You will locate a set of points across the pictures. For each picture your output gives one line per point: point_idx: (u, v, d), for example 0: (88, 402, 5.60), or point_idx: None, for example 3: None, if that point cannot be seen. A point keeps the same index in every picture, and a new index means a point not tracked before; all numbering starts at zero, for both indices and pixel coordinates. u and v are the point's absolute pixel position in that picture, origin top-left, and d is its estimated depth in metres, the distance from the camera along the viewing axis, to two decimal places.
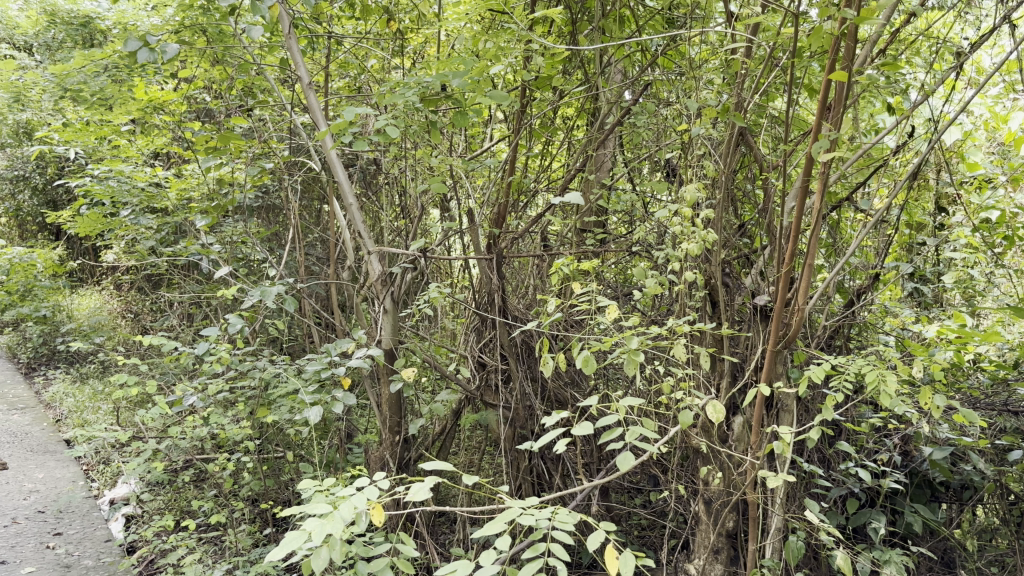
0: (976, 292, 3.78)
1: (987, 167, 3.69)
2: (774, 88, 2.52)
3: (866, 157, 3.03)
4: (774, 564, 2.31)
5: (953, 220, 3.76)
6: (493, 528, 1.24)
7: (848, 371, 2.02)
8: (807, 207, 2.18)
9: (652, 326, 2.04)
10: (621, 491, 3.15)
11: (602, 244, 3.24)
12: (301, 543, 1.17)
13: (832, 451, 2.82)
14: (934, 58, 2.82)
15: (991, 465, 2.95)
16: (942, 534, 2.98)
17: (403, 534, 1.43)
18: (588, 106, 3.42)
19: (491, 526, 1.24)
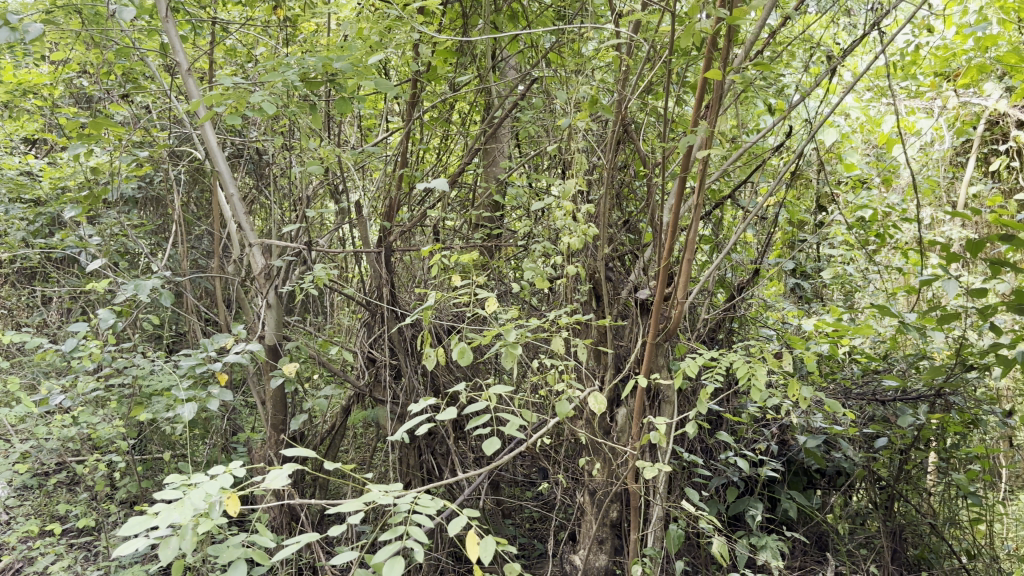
0: (852, 288, 3.96)
1: (861, 168, 3.87)
2: (657, 86, 2.58)
3: (747, 156, 3.12)
4: (656, 553, 2.36)
5: (831, 219, 3.92)
6: (351, 508, 1.22)
7: (722, 363, 2.08)
8: (685, 202, 2.23)
9: (532, 318, 2.05)
10: (511, 485, 3.15)
11: (495, 239, 3.25)
12: (150, 531, 1.17)
13: (714, 441, 2.90)
14: (809, 62, 2.93)
15: (861, 452, 3.11)
16: (817, 519, 3.10)
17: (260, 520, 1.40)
18: (480, 100, 3.42)
19: (348, 506, 1.23)
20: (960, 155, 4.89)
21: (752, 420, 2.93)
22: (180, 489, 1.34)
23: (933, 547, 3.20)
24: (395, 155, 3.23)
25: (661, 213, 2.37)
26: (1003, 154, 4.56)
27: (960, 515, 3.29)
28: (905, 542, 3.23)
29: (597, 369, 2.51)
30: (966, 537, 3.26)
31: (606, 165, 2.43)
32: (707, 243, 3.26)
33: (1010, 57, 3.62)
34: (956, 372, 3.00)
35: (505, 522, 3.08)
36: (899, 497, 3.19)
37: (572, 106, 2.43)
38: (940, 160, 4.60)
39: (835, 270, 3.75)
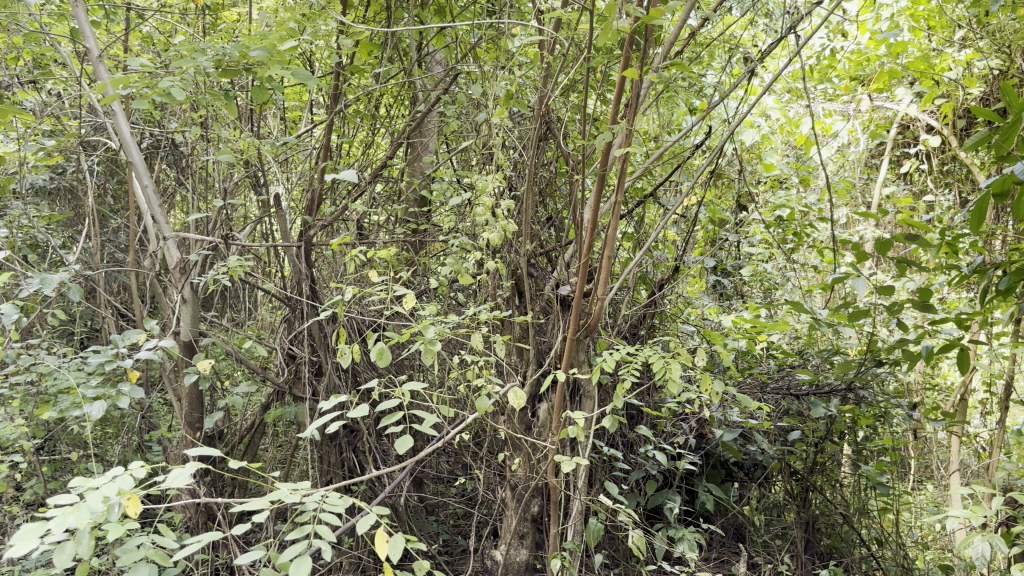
0: (770, 285, 4.06)
1: (779, 169, 3.97)
2: (579, 83, 2.60)
3: (668, 154, 3.17)
4: (575, 547, 2.38)
5: (750, 218, 4.01)
6: (257, 507, 1.21)
7: (638, 358, 2.10)
8: (604, 200, 2.25)
9: (451, 314, 2.04)
10: (434, 481, 3.13)
11: (419, 233, 3.23)
12: (44, 535, 1.13)
13: (634, 435, 2.95)
14: (728, 63, 2.98)
15: (776, 445, 3.20)
16: (734, 510, 3.20)
17: (162, 522, 1.37)
18: (405, 94, 3.40)
19: (254, 505, 1.21)
20: (873, 157, 5.06)
21: (670, 414, 2.98)
22: (77, 491, 1.30)
23: (844, 537, 3.31)
24: (317, 148, 3.18)
25: (581, 209, 2.39)
26: (913, 157, 4.73)
27: (869, 505, 3.40)
28: (817, 533, 3.32)
29: (519, 365, 2.51)
30: (875, 526, 3.37)
31: (527, 162, 2.43)
32: (629, 240, 3.30)
33: (919, 63, 3.76)
34: (865, 367, 3.11)
35: (428, 519, 3.07)
36: (814, 488, 3.26)
37: (494, 101, 2.43)
38: (855, 162, 4.76)
39: (754, 267, 3.84)
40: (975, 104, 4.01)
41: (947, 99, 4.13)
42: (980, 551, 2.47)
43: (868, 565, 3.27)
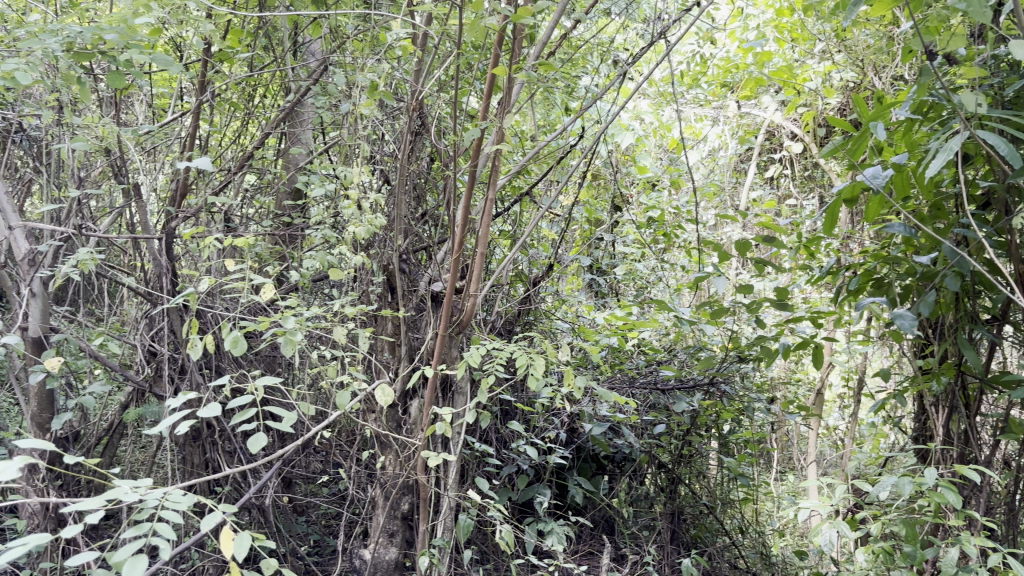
0: (643, 284, 4.16)
1: (652, 171, 4.08)
2: (453, 78, 2.59)
3: (542, 153, 3.20)
4: (443, 543, 2.37)
5: (624, 218, 4.11)
6: (90, 503, 1.16)
7: (504, 353, 2.11)
8: (475, 195, 2.25)
9: (314, 307, 2.00)
10: (304, 482, 3.07)
11: (291, 226, 3.16)
12: None
13: (506, 430, 2.97)
14: (600, 65, 3.04)
15: (642, 439, 3.30)
16: (603, 503, 3.27)
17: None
18: (278, 83, 3.30)
19: (86, 501, 1.16)
20: (742, 161, 5.27)
21: (543, 410, 3.02)
22: None
23: (706, 526, 3.44)
24: (182, 137, 3.05)
25: (452, 205, 2.37)
26: (777, 162, 4.96)
27: (731, 496, 3.55)
28: (682, 523, 3.44)
29: (389, 361, 2.48)
30: (737, 515, 3.53)
31: (398, 157, 2.41)
32: (505, 237, 3.32)
33: (782, 73, 3.93)
34: (727, 363, 3.23)
35: (297, 520, 3.00)
36: (680, 480, 3.42)
37: (366, 94, 2.40)
38: (724, 166, 4.94)
39: (627, 267, 3.98)
40: (832, 114, 4.23)
41: (808, 108, 4.34)
42: (826, 537, 2.61)
43: (729, 553, 3.41)
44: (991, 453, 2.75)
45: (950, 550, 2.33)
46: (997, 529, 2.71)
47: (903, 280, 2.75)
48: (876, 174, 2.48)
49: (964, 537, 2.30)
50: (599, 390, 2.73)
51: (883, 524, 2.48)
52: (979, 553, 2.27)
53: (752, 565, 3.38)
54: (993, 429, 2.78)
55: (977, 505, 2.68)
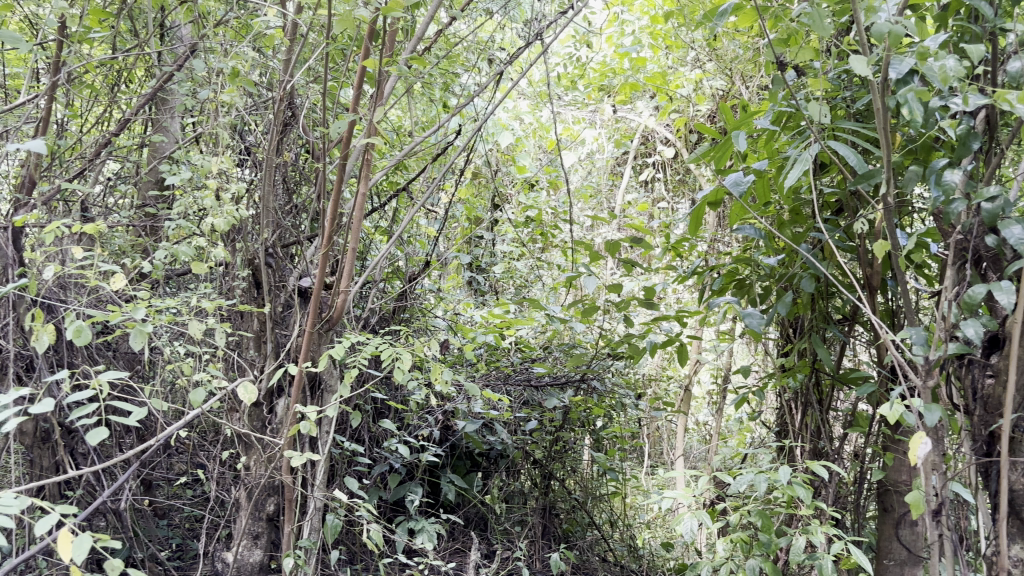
0: (522, 283, 4.20)
1: (531, 171, 4.12)
2: (325, 69, 2.52)
3: (418, 149, 3.16)
4: (308, 545, 2.32)
5: (503, 216, 4.13)
6: None
7: (369, 348, 2.07)
8: (345, 188, 2.20)
9: (169, 301, 1.91)
10: (166, 484, 2.93)
11: (155, 217, 3.02)
12: None
13: (378, 428, 2.93)
14: (476, 63, 3.03)
15: (515, 435, 3.34)
16: (475, 500, 3.29)
17: None
18: (142, 67, 3.14)
19: None
20: (619, 165, 5.39)
21: (415, 408, 3.00)
22: None
23: (578, 521, 3.50)
24: (35, 120, 2.86)
25: (321, 198, 2.32)
26: (652, 167, 5.10)
27: (602, 491, 3.63)
28: (555, 518, 3.48)
29: (254, 359, 2.40)
30: (607, 508, 3.61)
31: (266, 149, 2.33)
32: (381, 233, 3.28)
33: (657, 79, 4.03)
34: (599, 361, 3.29)
35: (157, 524, 2.87)
36: (554, 475, 3.45)
37: (232, 80, 2.31)
38: (602, 168, 5.04)
39: (505, 266, 4.00)
40: (703, 120, 4.38)
41: (680, 114, 4.47)
42: (688, 528, 2.69)
43: (599, 546, 3.49)
44: (840, 446, 2.91)
45: (800, 539, 2.45)
46: (844, 518, 2.86)
47: (764, 281, 2.86)
48: (738, 180, 2.58)
49: (812, 527, 2.42)
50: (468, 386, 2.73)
51: (739, 515, 2.58)
52: (825, 541, 2.39)
53: (621, 558, 3.46)
54: (843, 423, 2.94)
55: (827, 496, 2.83)
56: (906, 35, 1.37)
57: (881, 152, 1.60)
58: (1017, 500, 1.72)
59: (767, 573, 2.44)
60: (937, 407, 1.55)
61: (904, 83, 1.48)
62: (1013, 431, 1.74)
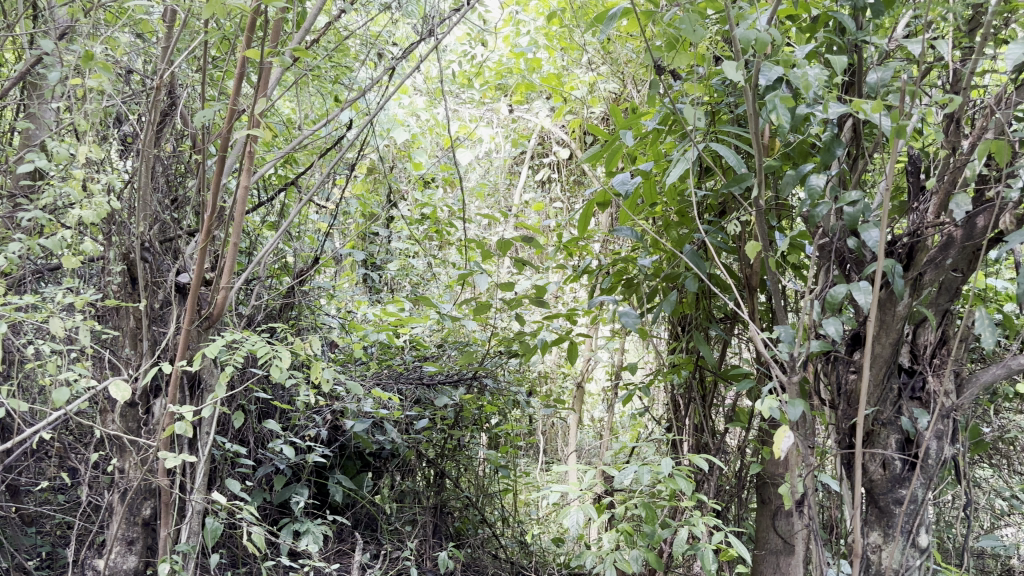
0: (417, 281, 4.17)
1: (427, 168, 4.09)
2: (207, 58, 2.43)
3: (308, 143, 3.09)
4: (187, 550, 2.23)
5: (398, 213, 4.08)
6: None
7: (248, 347, 2.01)
8: (226, 182, 2.13)
9: (32, 296, 1.80)
10: (34, 489, 2.78)
11: (24, 208, 2.84)
12: None
13: (263, 429, 2.85)
14: (367, 56, 2.98)
15: (405, 435, 3.28)
16: (364, 501, 3.25)
17: None
18: (11, 48, 2.95)
19: None
20: (516, 164, 5.41)
21: (303, 408, 2.94)
22: None
23: (470, 519, 3.53)
24: None
25: (201, 191, 2.24)
26: (548, 167, 5.15)
27: (494, 488, 3.65)
28: (447, 516, 3.50)
29: (129, 357, 2.30)
30: (500, 505, 3.63)
31: (143, 138, 2.24)
32: (269, 228, 3.19)
33: (552, 80, 4.06)
34: (490, 359, 3.30)
35: (24, 532, 2.71)
36: (446, 473, 3.47)
37: (93, 65, 2.16)
38: (499, 167, 5.06)
39: (400, 263, 3.97)
40: (596, 122, 4.44)
41: (575, 115, 4.52)
42: (575, 521, 2.73)
43: (491, 544, 3.50)
44: (723, 440, 3.00)
45: (682, 531, 2.51)
46: (726, 510, 2.96)
47: (650, 281, 2.93)
48: (624, 180, 2.66)
49: (694, 518, 2.49)
50: (353, 386, 2.69)
51: (625, 507, 2.63)
52: (705, 532, 2.47)
53: (512, 554, 3.46)
54: (725, 419, 3.04)
55: (709, 489, 2.91)
56: (773, 44, 1.43)
57: (753, 156, 1.66)
58: (875, 490, 1.82)
59: (651, 563, 2.50)
60: (801, 402, 1.62)
61: (773, 90, 1.55)
62: (873, 424, 1.83)
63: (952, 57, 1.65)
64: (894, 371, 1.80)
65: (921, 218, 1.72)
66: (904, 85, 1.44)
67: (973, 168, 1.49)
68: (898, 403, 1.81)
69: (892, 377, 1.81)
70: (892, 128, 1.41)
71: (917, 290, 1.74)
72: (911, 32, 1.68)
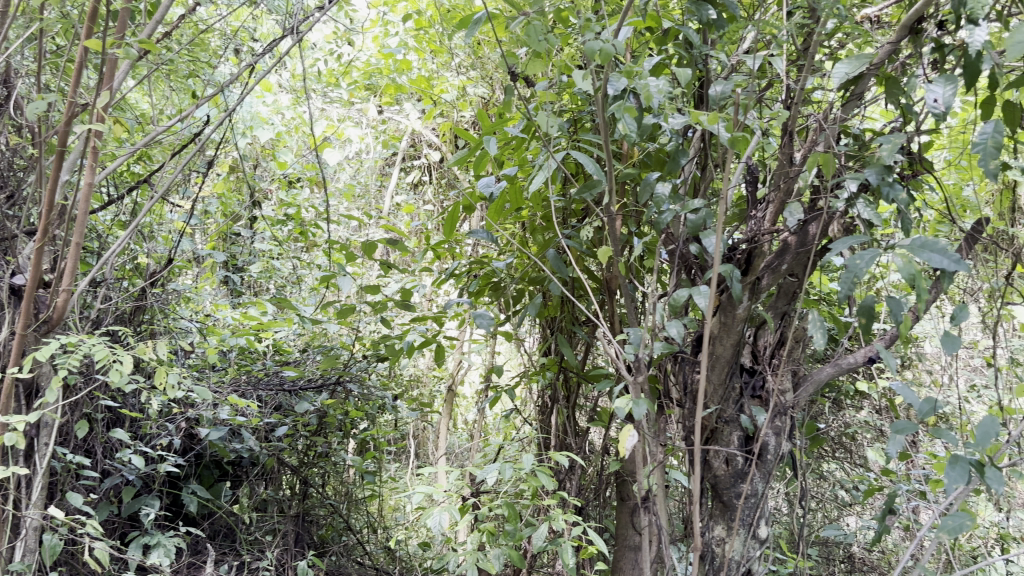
0: (282, 283, 4.06)
1: (292, 167, 3.99)
2: (47, 46, 2.28)
3: (163, 140, 2.95)
4: (21, 569, 2.09)
5: (263, 213, 3.96)
6: None
7: (85, 352, 1.90)
8: (66, 177, 2.01)
9: None
10: None
11: None
12: None
13: (110, 438, 2.71)
14: (227, 50, 2.88)
15: (264, 442, 3.17)
16: (221, 511, 3.14)
17: None
18: None
19: None
20: (386, 166, 5.36)
21: (155, 416, 2.80)
22: None
23: (334, 526, 3.49)
24: None
25: (38, 186, 2.10)
26: (418, 169, 5.11)
27: (358, 493, 3.62)
28: (310, 525, 3.45)
29: None
30: (364, 511, 3.62)
31: None
32: (120, 227, 3.03)
33: (421, 82, 4.04)
34: (355, 363, 3.25)
35: None
36: (310, 481, 3.42)
37: None
38: (369, 168, 4.99)
39: (263, 264, 3.85)
40: (466, 126, 4.44)
41: (445, 118, 4.51)
42: (438, 523, 2.72)
43: (356, 551, 3.49)
44: (585, 440, 3.06)
45: (542, 528, 2.54)
46: (587, 508, 3.02)
47: (515, 284, 2.96)
48: (489, 184, 2.67)
49: (554, 516, 2.53)
50: (205, 392, 2.59)
51: (488, 507, 2.65)
52: (565, 530, 2.51)
53: (377, 560, 3.47)
54: (587, 419, 3.10)
55: (571, 487, 2.97)
56: (618, 55, 1.47)
57: (605, 163, 1.71)
58: (719, 485, 1.89)
59: (511, 561, 2.53)
60: (644, 401, 1.67)
61: (621, 99, 1.60)
62: (717, 422, 1.91)
63: (788, 73, 1.75)
64: (736, 371, 1.89)
65: (758, 225, 1.81)
66: (740, 99, 1.51)
67: (803, 178, 1.58)
68: (740, 401, 1.91)
69: (734, 376, 1.89)
70: (729, 139, 1.48)
71: (756, 294, 1.83)
72: (752, 49, 1.77)
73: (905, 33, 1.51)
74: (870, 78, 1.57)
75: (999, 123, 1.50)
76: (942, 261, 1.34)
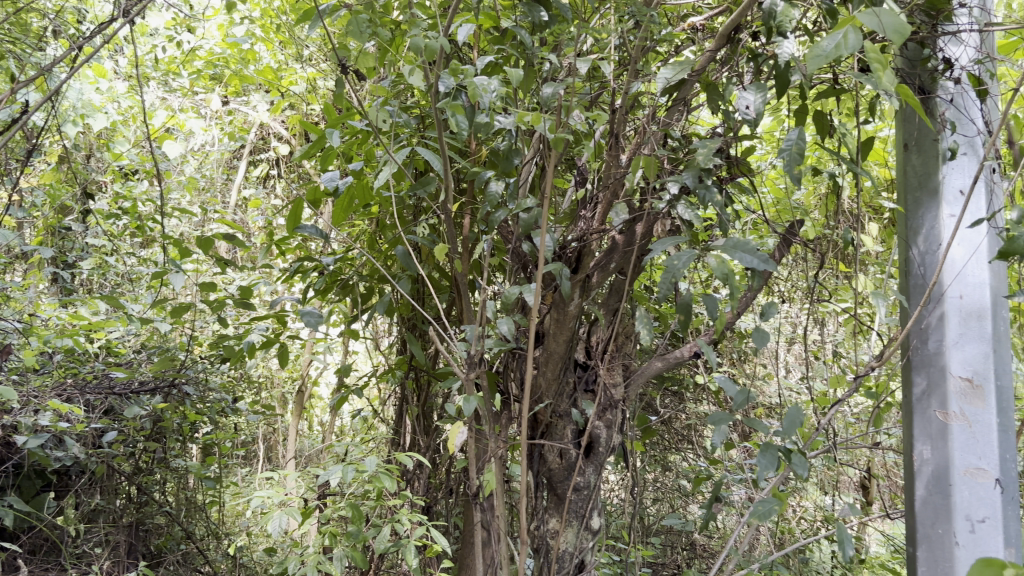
0: (117, 280, 3.83)
1: (128, 157, 3.77)
2: None
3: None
4: None
5: (96, 206, 3.73)
6: None
7: None
8: None
9: None
10: None
11: None
12: None
13: None
14: (50, 31, 2.69)
15: (91, 449, 2.99)
16: (42, 524, 2.93)
17: None
18: None
19: None
20: (235, 159, 5.15)
21: None
22: None
23: (172, 535, 3.34)
24: None
25: None
26: (267, 163, 4.94)
27: (198, 499, 3.48)
28: (145, 534, 3.29)
29: None
30: (205, 518, 3.48)
31: None
32: None
33: (268, 73, 3.89)
34: (193, 363, 3.10)
35: None
36: (145, 488, 3.25)
37: None
38: (215, 161, 4.79)
39: (95, 260, 3.62)
40: (315, 120, 4.32)
41: (294, 111, 4.37)
42: (278, 527, 2.64)
43: (195, 560, 3.36)
44: (433, 438, 3.05)
45: (386, 529, 2.51)
46: (435, 506, 3.01)
47: (363, 282, 2.91)
48: (332, 180, 2.61)
49: (397, 516, 2.50)
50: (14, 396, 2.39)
51: (330, 509, 2.59)
52: (408, 529, 2.49)
53: (218, 569, 3.36)
54: (435, 417, 3.08)
55: (418, 486, 2.96)
56: (447, 52, 1.47)
57: (439, 161, 1.70)
58: (553, 478, 1.94)
59: (355, 563, 2.48)
60: (475, 397, 1.68)
61: (454, 97, 1.60)
62: (551, 417, 1.96)
63: (618, 77, 1.80)
64: (568, 367, 1.94)
65: (588, 225, 1.86)
66: (567, 99, 1.54)
67: (628, 179, 1.63)
68: (572, 396, 1.96)
69: (566, 372, 1.94)
70: (556, 139, 1.50)
71: (586, 292, 1.88)
72: (585, 52, 1.81)
73: (724, 41, 1.57)
74: (691, 84, 1.64)
75: (804, 131, 1.60)
76: (752, 261, 1.41)
